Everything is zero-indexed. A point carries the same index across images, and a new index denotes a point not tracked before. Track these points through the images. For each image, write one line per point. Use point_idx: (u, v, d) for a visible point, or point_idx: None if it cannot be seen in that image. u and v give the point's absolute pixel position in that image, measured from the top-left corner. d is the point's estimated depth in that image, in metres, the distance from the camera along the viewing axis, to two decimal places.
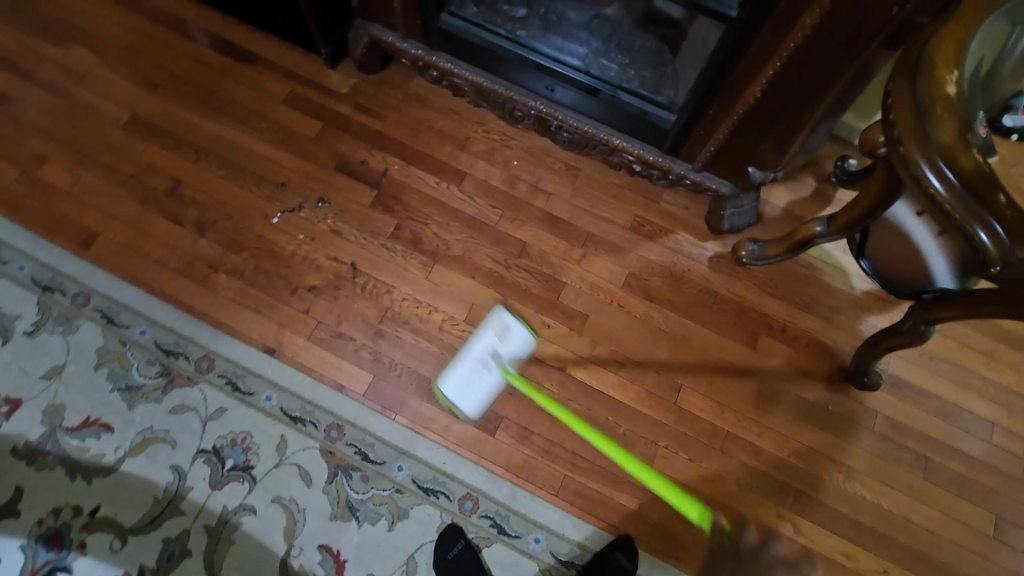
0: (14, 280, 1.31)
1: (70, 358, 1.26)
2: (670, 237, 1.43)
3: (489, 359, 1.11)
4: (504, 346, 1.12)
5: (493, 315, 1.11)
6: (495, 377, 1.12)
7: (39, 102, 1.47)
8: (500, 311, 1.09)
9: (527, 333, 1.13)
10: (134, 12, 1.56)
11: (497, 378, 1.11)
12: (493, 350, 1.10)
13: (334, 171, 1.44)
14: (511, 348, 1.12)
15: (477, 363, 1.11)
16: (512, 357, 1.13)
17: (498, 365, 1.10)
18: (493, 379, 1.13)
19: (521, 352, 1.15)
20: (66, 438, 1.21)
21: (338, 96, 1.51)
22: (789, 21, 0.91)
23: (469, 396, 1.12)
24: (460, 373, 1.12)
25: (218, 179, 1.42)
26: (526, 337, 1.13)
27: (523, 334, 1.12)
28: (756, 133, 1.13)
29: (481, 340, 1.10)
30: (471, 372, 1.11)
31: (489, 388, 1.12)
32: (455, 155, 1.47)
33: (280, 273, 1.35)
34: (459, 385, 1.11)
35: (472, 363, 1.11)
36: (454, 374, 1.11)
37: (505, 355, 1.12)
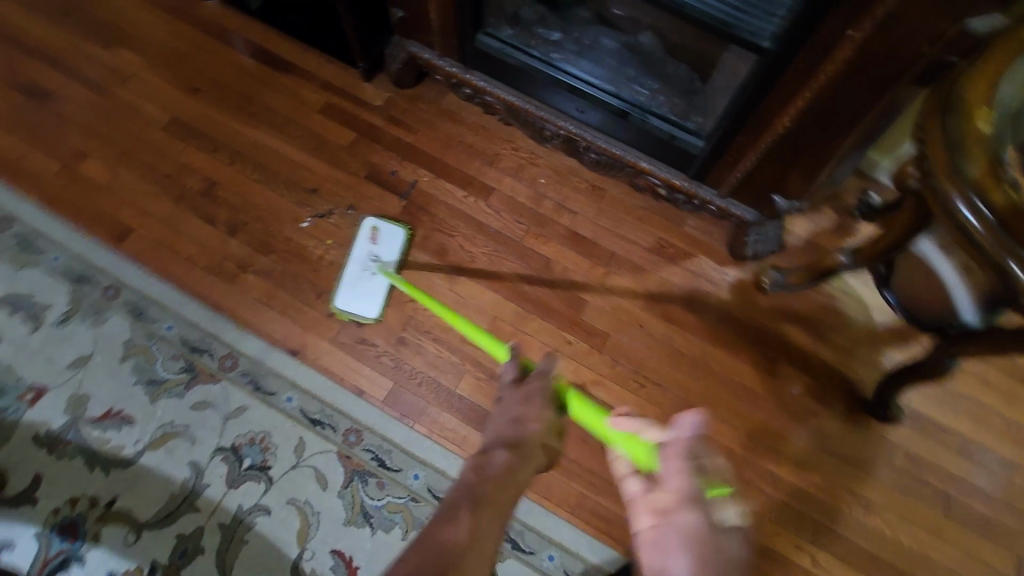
0: (48, 270, 1.34)
1: (96, 349, 1.28)
2: (691, 260, 1.44)
3: (370, 262, 1.34)
4: (382, 250, 1.37)
5: (362, 225, 1.38)
6: (381, 277, 1.33)
7: (85, 100, 1.52)
8: (365, 220, 1.37)
9: (396, 230, 1.38)
10: (181, 20, 1.63)
11: (381, 278, 1.32)
12: (374, 255, 1.34)
13: (365, 180, 1.47)
14: (386, 249, 1.37)
15: (361, 267, 1.34)
16: (388, 256, 1.36)
17: (378, 265, 1.32)
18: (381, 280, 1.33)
19: (396, 250, 1.37)
20: (88, 428, 1.22)
21: (372, 109, 1.55)
22: (819, 59, 0.94)
23: (371, 299, 1.32)
24: (352, 280, 1.33)
25: (252, 182, 1.45)
26: (394, 234, 1.37)
27: (393, 232, 1.38)
28: (784, 163, 1.15)
29: (359, 248, 1.35)
30: (357, 277, 1.33)
31: (377, 289, 1.32)
32: (483, 170, 1.50)
33: (307, 277, 1.37)
34: (352, 289, 1.32)
35: (358, 267, 1.34)
36: (348, 280, 1.32)
37: (385, 256, 1.36)
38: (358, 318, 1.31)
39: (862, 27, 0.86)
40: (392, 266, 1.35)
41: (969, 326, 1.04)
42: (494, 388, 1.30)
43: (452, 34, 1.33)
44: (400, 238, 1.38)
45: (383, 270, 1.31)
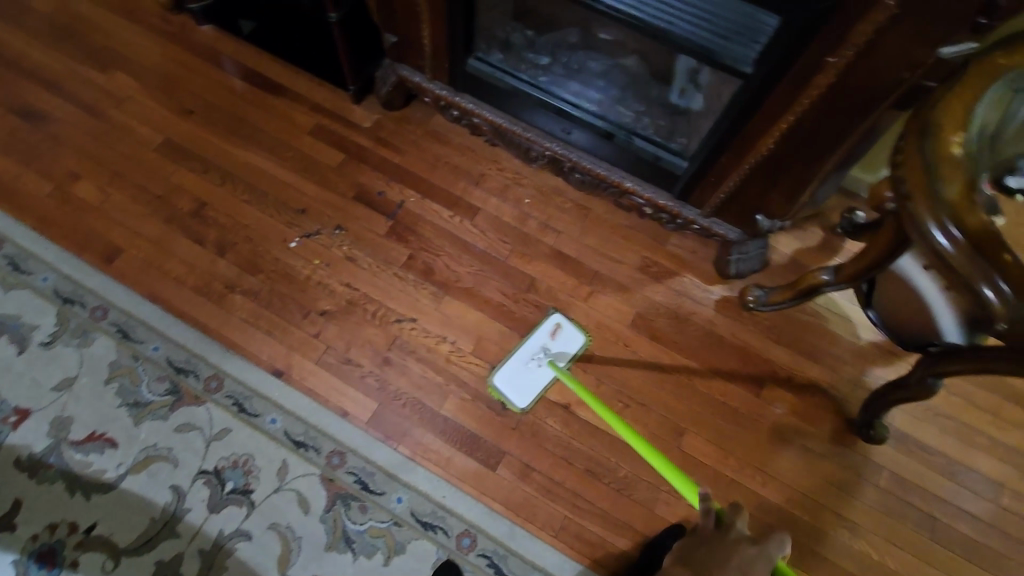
0: (37, 291, 1.35)
1: (81, 372, 1.28)
2: (676, 279, 1.44)
3: (540, 353, 1.31)
4: (556, 343, 1.32)
5: (546, 318, 1.33)
6: (547, 371, 1.29)
7: (79, 122, 1.54)
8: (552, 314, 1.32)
9: (580, 334, 1.32)
10: (175, 42, 1.65)
11: (549, 372, 1.27)
12: (547, 348, 1.30)
13: (353, 200, 1.48)
14: (563, 347, 1.32)
15: (531, 357, 1.30)
16: (563, 353, 1.31)
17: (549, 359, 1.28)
18: (546, 373, 1.29)
19: (572, 350, 1.32)
20: (70, 452, 1.21)
21: (361, 130, 1.57)
22: (800, 85, 0.90)
23: (528, 390, 1.27)
24: (515, 365, 1.29)
25: (241, 203, 1.46)
26: (577, 336, 1.32)
27: (577, 334, 1.32)
28: (767, 182, 1.14)
29: (535, 338, 1.31)
30: (523, 365, 1.29)
31: (541, 381, 1.28)
32: (469, 191, 1.52)
33: (294, 297, 1.37)
34: (511, 374, 1.28)
35: (526, 356, 1.30)
36: (508, 365, 1.28)
37: (557, 351, 1.31)
38: (508, 404, 1.27)
39: (843, 53, 0.81)
40: (560, 362, 1.30)
41: (951, 345, 1.03)
42: (479, 408, 1.29)
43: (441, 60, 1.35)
44: (579, 343, 1.32)
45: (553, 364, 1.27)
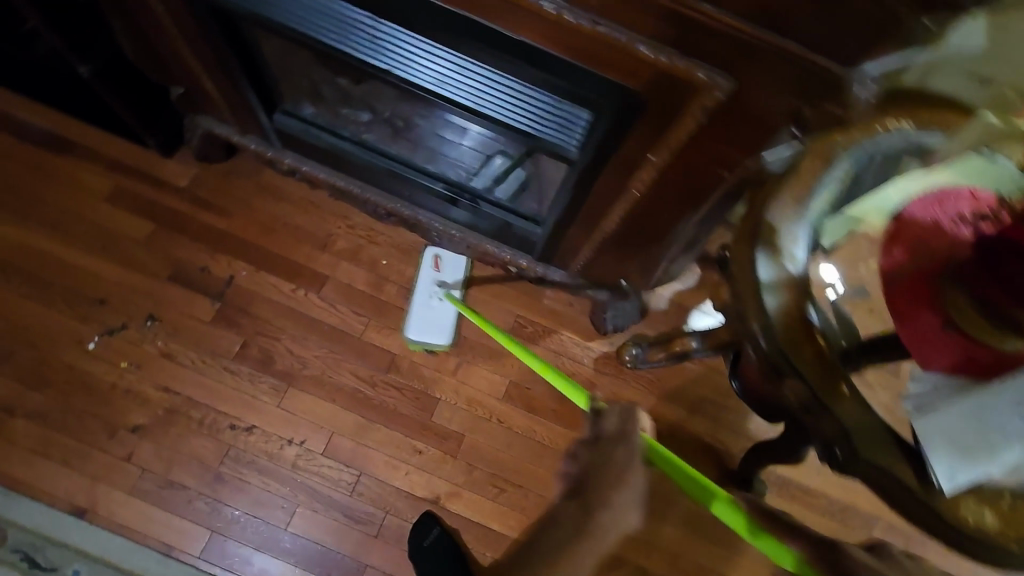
0: None
1: None
2: (551, 338, 1.32)
3: (436, 289, 1.27)
4: (445, 274, 1.29)
5: (424, 255, 1.30)
6: (449, 303, 1.26)
7: None
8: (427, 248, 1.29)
9: (460, 257, 1.30)
10: None
11: (449, 304, 1.25)
12: (438, 280, 1.27)
13: (167, 282, 1.25)
14: (452, 275, 1.29)
15: (429, 294, 1.26)
16: (455, 280, 1.29)
17: (446, 291, 1.25)
18: (446, 306, 1.26)
19: (462, 275, 1.30)
20: None
21: (175, 190, 1.32)
22: (625, 176, 0.79)
23: (438, 327, 1.24)
24: (419, 312, 1.25)
25: (20, 299, 1.20)
26: (460, 260, 1.30)
27: (457, 257, 1.30)
28: (622, 256, 1.02)
29: (423, 278, 1.27)
30: (425, 304, 1.26)
31: (446, 316, 1.25)
32: (313, 256, 1.31)
33: (97, 413, 1.14)
34: (421, 322, 1.24)
35: (424, 296, 1.26)
36: (413, 315, 1.24)
37: (449, 281, 1.28)
38: (432, 347, 1.24)
39: (660, 153, 0.71)
40: (455, 290, 1.28)
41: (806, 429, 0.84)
42: (335, 519, 1.14)
43: (246, 112, 1.11)
44: (464, 267, 1.30)
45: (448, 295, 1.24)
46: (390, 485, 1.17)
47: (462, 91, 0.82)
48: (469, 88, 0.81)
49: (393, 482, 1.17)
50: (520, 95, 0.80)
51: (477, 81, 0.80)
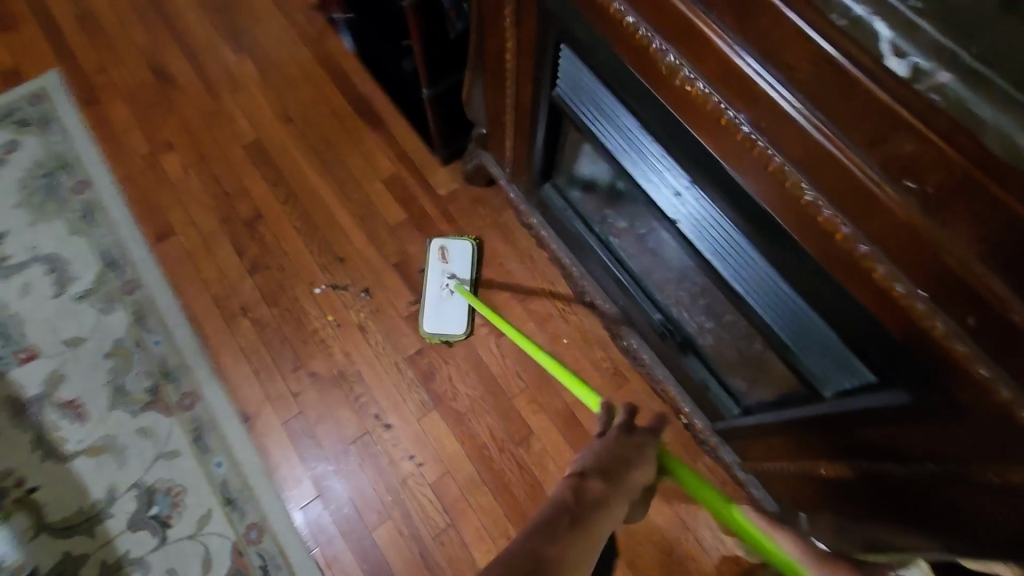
0: (93, 244, 1.45)
1: (91, 336, 1.35)
2: (686, 506, 1.20)
3: (450, 281, 1.35)
4: (453, 265, 1.38)
5: (431, 249, 1.39)
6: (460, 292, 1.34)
7: (197, 96, 1.62)
8: (432, 242, 1.38)
9: (461, 242, 1.39)
10: (307, 45, 1.66)
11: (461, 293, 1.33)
12: (447, 272, 1.35)
13: (391, 268, 1.41)
14: (458, 264, 1.37)
15: (440, 287, 1.35)
16: (463, 268, 1.37)
17: (457, 283, 1.33)
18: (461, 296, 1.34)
19: (468, 262, 1.37)
20: (50, 409, 1.28)
21: (433, 195, 1.48)
22: (882, 455, 0.64)
23: (456, 318, 1.32)
24: (432, 303, 1.34)
25: (292, 228, 1.46)
26: (462, 248, 1.38)
27: (461, 245, 1.38)
28: (814, 501, 0.85)
29: (432, 269, 1.36)
30: (439, 297, 1.34)
31: (460, 306, 1.33)
32: (509, 304, 1.37)
33: (293, 346, 1.34)
34: (433, 313, 1.33)
35: (436, 288, 1.34)
36: (427, 305, 1.33)
37: (459, 272, 1.36)
38: (450, 338, 1.32)
39: (945, 471, 0.55)
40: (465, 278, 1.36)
41: None
42: (411, 550, 1.18)
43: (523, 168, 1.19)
44: (467, 252, 1.39)
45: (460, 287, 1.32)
46: (469, 552, 1.18)
47: (736, 273, 0.73)
48: (746, 272, 0.71)
49: (472, 551, 1.18)
50: (795, 312, 0.67)
51: (755, 272, 0.70)
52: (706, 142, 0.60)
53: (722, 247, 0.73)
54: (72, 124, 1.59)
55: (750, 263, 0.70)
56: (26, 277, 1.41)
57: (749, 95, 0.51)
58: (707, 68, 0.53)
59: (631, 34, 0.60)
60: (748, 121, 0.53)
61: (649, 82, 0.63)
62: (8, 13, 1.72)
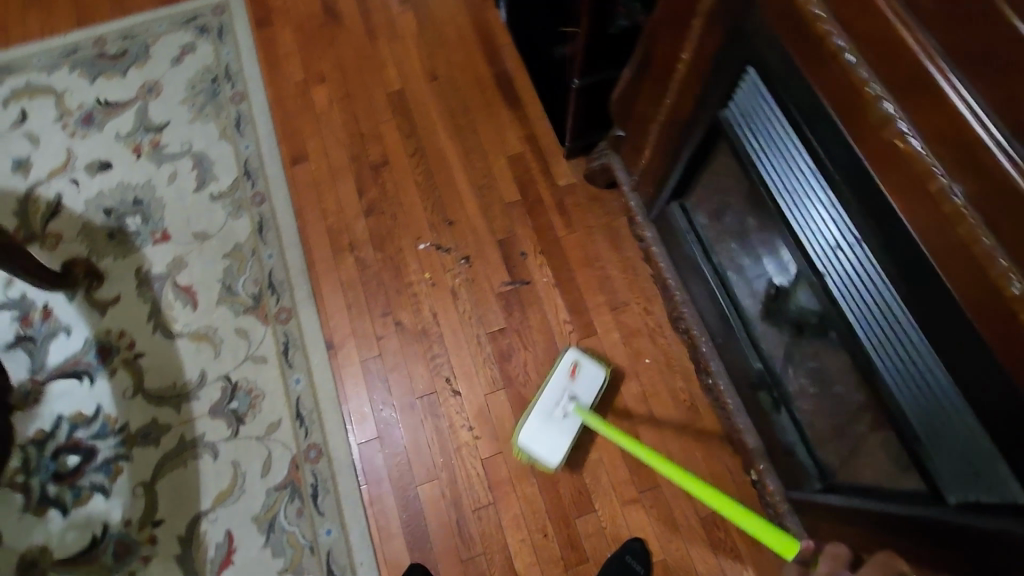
0: (236, 152, 1.56)
1: (217, 234, 1.46)
2: (731, 561, 1.16)
3: (565, 400, 1.20)
4: (576, 385, 1.22)
5: (565, 358, 1.23)
6: (573, 418, 1.19)
7: (357, 38, 1.71)
8: (569, 351, 1.23)
9: (598, 367, 1.23)
10: (468, 15, 1.73)
11: (575, 418, 1.18)
12: (570, 393, 1.20)
13: (496, 245, 1.44)
14: (584, 390, 1.22)
15: (555, 405, 1.20)
16: (587, 394, 1.22)
17: (575, 406, 1.19)
18: (572, 422, 1.19)
19: (596, 390, 1.22)
20: (169, 289, 1.41)
21: (552, 184, 1.50)
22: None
23: (557, 445, 1.17)
24: (538, 419, 1.19)
25: (413, 182, 1.52)
26: (596, 373, 1.23)
27: (596, 371, 1.23)
28: None
29: (555, 384, 1.21)
30: (549, 414, 1.19)
31: (568, 432, 1.18)
32: (600, 310, 1.37)
33: (388, 292, 1.40)
34: (535, 431, 1.19)
35: (549, 404, 1.20)
36: (535, 421, 1.18)
37: (580, 395, 1.21)
38: (541, 463, 1.17)
39: None
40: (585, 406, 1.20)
41: None
42: (450, 515, 1.21)
43: (651, 175, 1.17)
44: (601, 379, 1.23)
45: (578, 410, 1.17)
46: (503, 535, 1.19)
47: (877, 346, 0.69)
48: (889, 348, 0.68)
49: (507, 534, 1.19)
50: (936, 403, 0.63)
51: (900, 350, 0.66)
52: (897, 202, 0.58)
53: (869, 314, 0.69)
54: (244, 39, 1.71)
55: (898, 341, 0.66)
56: (175, 166, 1.54)
57: (974, 163, 0.49)
58: (930, 124, 0.52)
59: (847, 76, 0.59)
60: (963, 190, 0.50)
61: (847, 129, 0.62)
62: None
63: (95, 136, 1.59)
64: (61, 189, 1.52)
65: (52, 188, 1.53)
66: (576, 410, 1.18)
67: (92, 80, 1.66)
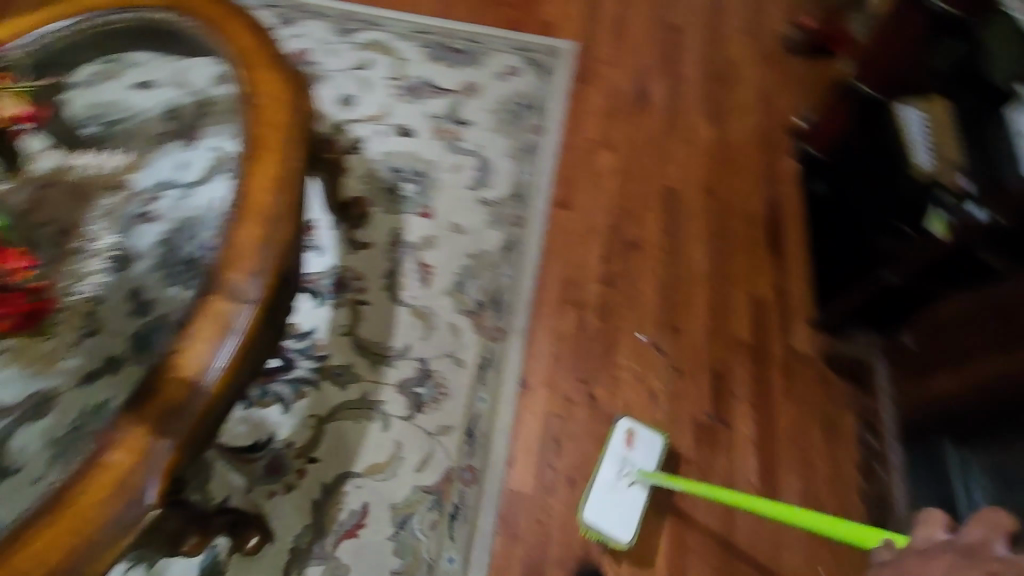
0: (516, 174, 1.67)
1: (471, 235, 1.56)
2: None
3: (625, 468, 1.22)
4: (635, 452, 1.24)
5: (617, 428, 1.25)
6: (638, 486, 1.21)
7: (656, 126, 1.81)
8: (622, 422, 1.25)
9: (655, 435, 1.26)
10: (763, 156, 1.79)
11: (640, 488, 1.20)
12: (629, 461, 1.22)
13: (710, 372, 1.41)
14: (641, 458, 1.24)
15: (615, 476, 1.22)
16: (647, 460, 1.24)
17: (637, 475, 1.20)
18: (639, 491, 1.21)
19: (656, 455, 1.25)
20: (412, 261, 1.50)
21: (787, 345, 1.46)
22: None
23: (627, 519, 1.19)
24: (602, 491, 1.20)
25: (655, 276, 1.55)
26: (653, 440, 1.26)
27: (652, 437, 1.26)
28: None
29: (613, 454, 1.23)
30: (612, 484, 1.21)
31: (635, 504, 1.20)
32: (788, 492, 1.29)
33: (593, 362, 1.41)
34: (602, 504, 1.19)
35: (610, 474, 1.21)
36: (599, 494, 1.19)
37: (639, 461, 1.23)
38: (614, 540, 1.18)
39: None
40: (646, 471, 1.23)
41: None
42: None
43: (919, 395, 1.24)
44: (659, 446, 1.26)
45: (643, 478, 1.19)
46: None
47: None
48: None
49: None
50: None
51: None
52: None
53: None
54: (562, 84, 1.86)
55: None
56: (462, 160, 1.68)
57: None
58: None
59: None
60: None
61: None
62: None
63: (412, 105, 1.76)
64: (367, 135, 1.69)
65: (360, 130, 1.70)
66: (641, 476, 1.20)
67: (429, 59, 1.85)
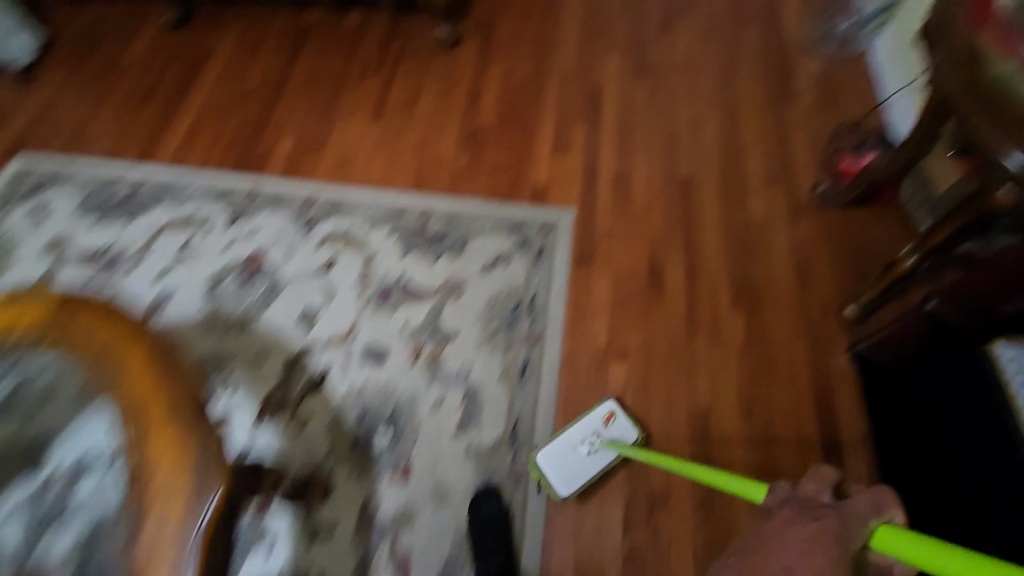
0: (510, 405, 1.38)
1: (457, 504, 1.27)
2: None
3: (591, 437, 1.30)
4: (608, 431, 1.32)
5: (602, 403, 1.34)
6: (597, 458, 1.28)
7: (673, 321, 1.52)
8: (609, 401, 1.34)
9: (632, 428, 1.32)
10: (808, 353, 1.49)
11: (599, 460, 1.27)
12: (599, 433, 1.30)
13: None
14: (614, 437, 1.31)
15: (581, 441, 1.29)
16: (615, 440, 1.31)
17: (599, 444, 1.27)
18: (596, 460, 1.28)
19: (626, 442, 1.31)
20: (386, 550, 1.21)
21: None
22: None
23: (572, 480, 1.26)
24: (562, 443, 1.29)
25: (690, 546, 1.24)
26: (629, 430, 1.32)
27: (628, 427, 1.32)
28: None
29: (589, 421, 1.31)
30: (573, 449, 1.28)
31: (584, 472, 1.27)
32: None
33: None
34: (555, 453, 1.28)
35: (576, 436, 1.29)
36: (558, 443, 1.28)
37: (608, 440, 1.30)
38: (551, 489, 1.25)
39: None
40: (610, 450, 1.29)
41: None
42: None
43: None
44: (631, 438, 1.32)
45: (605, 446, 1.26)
46: None
47: None
48: None
49: None
50: None
51: None
52: None
53: None
54: (560, 272, 1.57)
55: None
56: (445, 393, 1.39)
57: None
58: None
59: None
60: None
61: None
62: (567, 139, 1.85)
63: (383, 317, 1.49)
64: (330, 365, 1.42)
65: (323, 357, 1.43)
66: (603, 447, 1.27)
67: (404, 253, 1.59)
